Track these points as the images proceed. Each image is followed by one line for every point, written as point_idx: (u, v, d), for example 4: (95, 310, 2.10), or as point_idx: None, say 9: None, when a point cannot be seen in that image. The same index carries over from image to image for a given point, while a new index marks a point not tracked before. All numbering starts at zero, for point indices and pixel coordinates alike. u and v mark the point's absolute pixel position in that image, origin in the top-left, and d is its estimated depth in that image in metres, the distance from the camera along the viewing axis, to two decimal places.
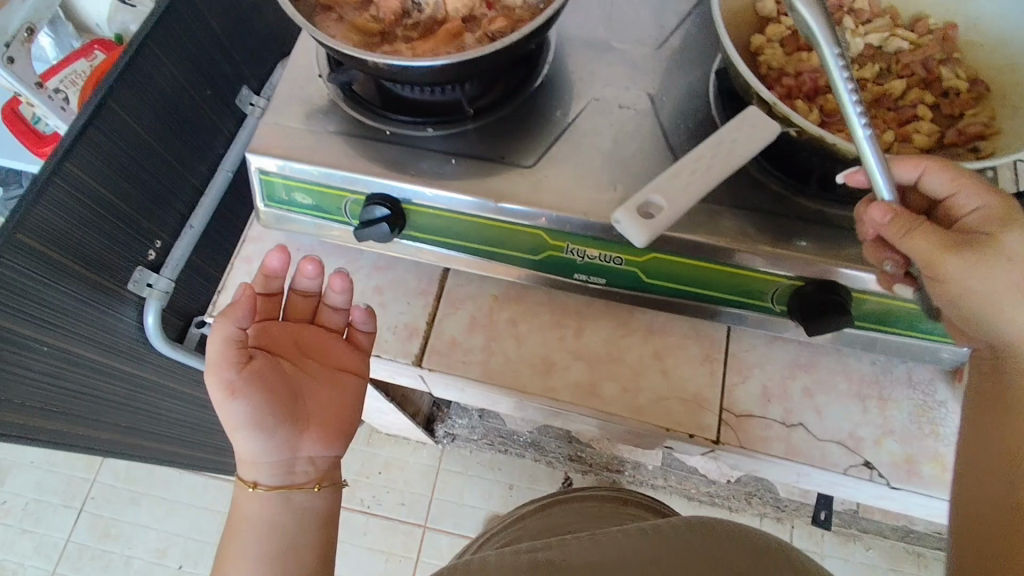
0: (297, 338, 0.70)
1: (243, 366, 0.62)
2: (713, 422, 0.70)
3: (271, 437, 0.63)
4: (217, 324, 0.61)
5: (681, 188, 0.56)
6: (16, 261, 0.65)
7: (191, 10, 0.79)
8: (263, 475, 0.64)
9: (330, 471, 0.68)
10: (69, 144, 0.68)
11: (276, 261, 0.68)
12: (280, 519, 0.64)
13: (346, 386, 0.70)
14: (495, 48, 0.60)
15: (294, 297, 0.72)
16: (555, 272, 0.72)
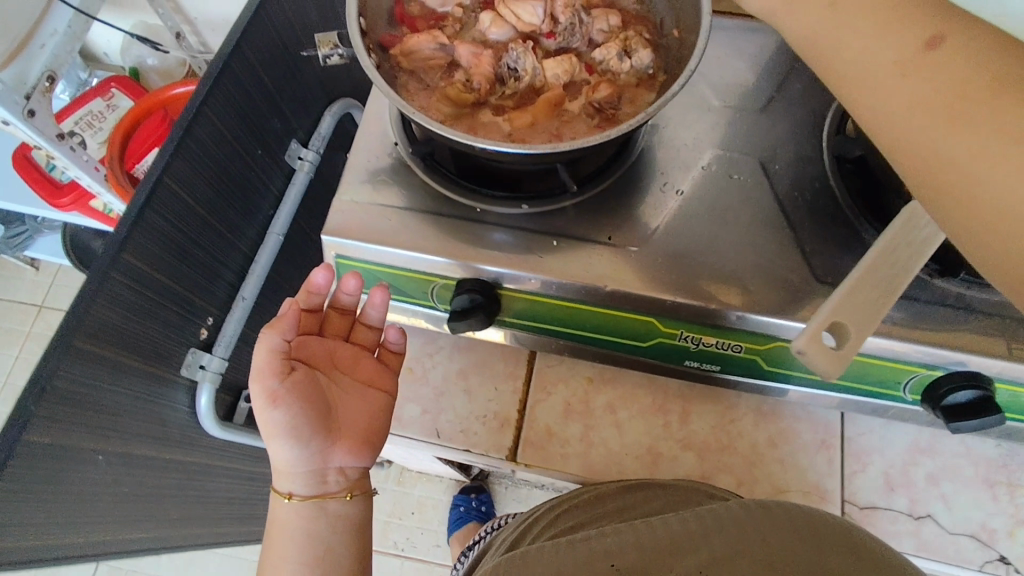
0: (332, 353, 0.69)
1: (283, 377, 0.61)
2: (837, 516, 0.66)
3: (304, 448, 0.62)
4: (263, 335, 0.62)
5: (856, 307, 0.49)
6: (75, 369, 0.58)
7: (245, 67, 0.71)
8: (297, 485, 0.65)
9: (359, 480, 0.68)
10: (127, 233, 0.60)
11: (320, 277, 0.66)
12: (320, 530, 0.65)
13: (379, 401, 0.68)
14: (619, 129, 0.53)
15: (332, 313, 0.70)
16: (663, 358, 0.66)
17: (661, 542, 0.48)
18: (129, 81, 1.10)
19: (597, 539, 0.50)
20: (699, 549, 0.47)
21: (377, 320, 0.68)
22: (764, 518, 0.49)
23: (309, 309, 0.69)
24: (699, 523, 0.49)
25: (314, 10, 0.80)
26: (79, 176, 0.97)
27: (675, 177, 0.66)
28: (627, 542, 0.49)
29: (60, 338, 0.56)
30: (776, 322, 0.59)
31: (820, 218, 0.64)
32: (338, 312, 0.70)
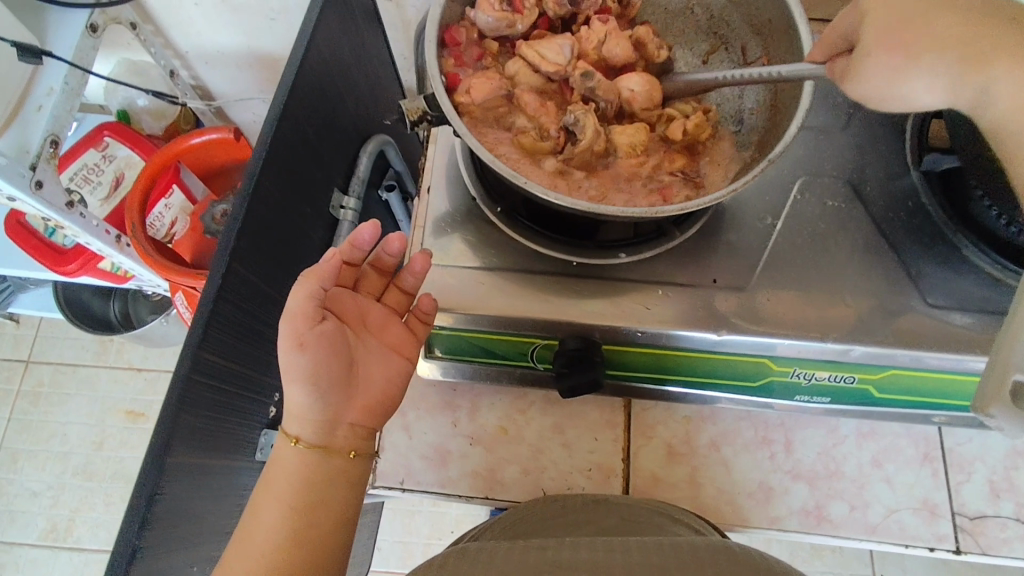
0: (365, 313, 0.60)
1: (313, 326, 0.54)
2: (948, 529, 0.66)
3: (319, 399, 0.55)
4: (301, 280, 0.55)
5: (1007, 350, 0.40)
6: (171, 487, 0.55)
7: (292, 126, 0.66)
8: (308, 430, 0.56)
9: (365, 437, 0.59)
10: (203, 331, 0.56)
11: (366, 234, 0.59)
12: (317, 476, 0.55)
13: (399, 370, 0.60)
14: (745, 180, 0.50)
15: (370, 273, 0.64)
16: (773, 395, 0.65)
17: (630, 566, 0.42)
18: (122, 126, 1.01)
19: (558, 550, 0.45)
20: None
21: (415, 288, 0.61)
22: (728, 555, 0.43)
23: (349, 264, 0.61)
24: (662, 556, 0.43)
25: (347, 49, 0.74)
26: (90, 242, 0.89)
27: (771, 209, 0.65)
28: (582, 559, 0.43)
29: (153, 458, 0.53)
30: (897, 352, 0.57)
31: (917, 237, 0.63)
32: (377, 274, 0.63)
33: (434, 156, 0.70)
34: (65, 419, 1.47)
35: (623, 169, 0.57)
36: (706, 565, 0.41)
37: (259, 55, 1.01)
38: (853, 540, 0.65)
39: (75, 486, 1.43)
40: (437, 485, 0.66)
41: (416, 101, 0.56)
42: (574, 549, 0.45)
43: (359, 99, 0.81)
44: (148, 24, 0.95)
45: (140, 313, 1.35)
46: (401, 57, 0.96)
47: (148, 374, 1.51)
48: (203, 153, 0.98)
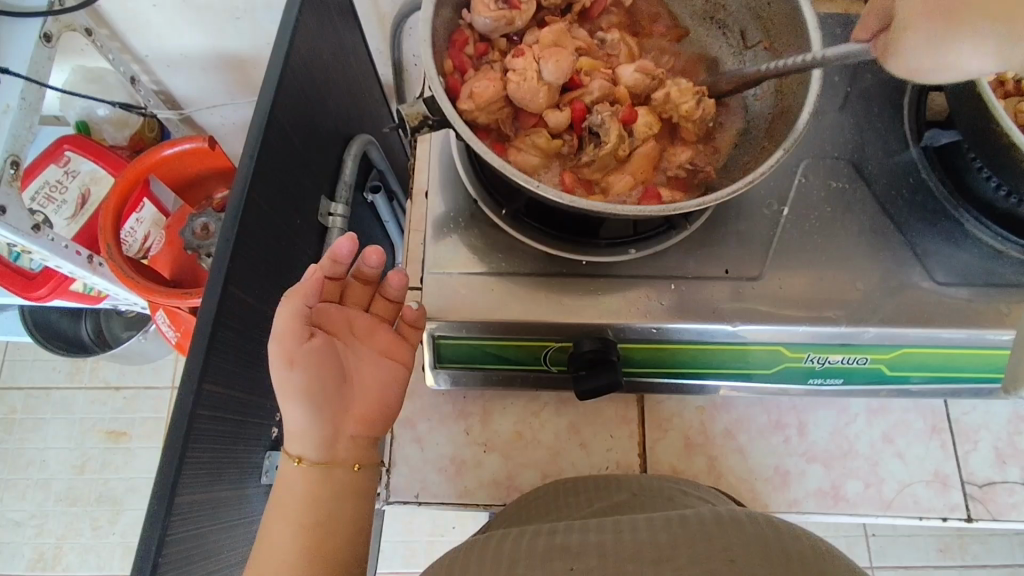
0: (351, 323, 0.58)
1: (301, 343, 0.52)
2: (960, 498, 0.67)
3: (315, 414, 0.53)
4: (285, 298, 0.53)
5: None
6: (181, 525, 0.52)
7: (280, 135, 0.63)
8: (309, 448, 0.53)
9: (368, 448, 0.56)
10: (205, 359, 0.54)
11: (345, 248, 0.56)
12: (321, 496, 0.53)
13: (394, 375, 0.58)
14: (763, 170, 0.49)
15: (354, 283, 0.60)
16: (788, 381, 0.64)
17: (639, 546, 0.40)
18: (83, 139, 0.96)
19: (565, 534, 0.44)
20: (662, 562, 0.39)
21: (400, 294, 0.60)
22: (739, 529, 0.41)
23: (332, 277, 0.58)
24: (671, 531, 0.41)
25: (325, 48, 0.71)
26: (61, 265, 0.85)
27: (777, 194, 0.64)
28: (591, 542, 0.42)
29: (160, 499, 0.50)
30: (909, 332, 0.58)
31: (920, 214, 0.63)
32: (362, 283, 0.61)
33: (428, 157, 0.67)
34: (43, 444, 1.42)
35: (638, 170, 0.57)
36: (717, 539, 0.40)
37: (225, 56, 0.96)
38: (870, 517, 0.66)
39: (60, 512, 1.38)
40: (454, 497, 0.65)
41: (416, 105, 0.53)
42: (582, 530, 0.43)
43: (341, 100, 0.78)
44: (103, 29, 0.90)
45: (115, 331, 1.28)
46: (376, 51, 0.92)
47: (128, 392, 1.45)
48: (177, 166, 0.93)
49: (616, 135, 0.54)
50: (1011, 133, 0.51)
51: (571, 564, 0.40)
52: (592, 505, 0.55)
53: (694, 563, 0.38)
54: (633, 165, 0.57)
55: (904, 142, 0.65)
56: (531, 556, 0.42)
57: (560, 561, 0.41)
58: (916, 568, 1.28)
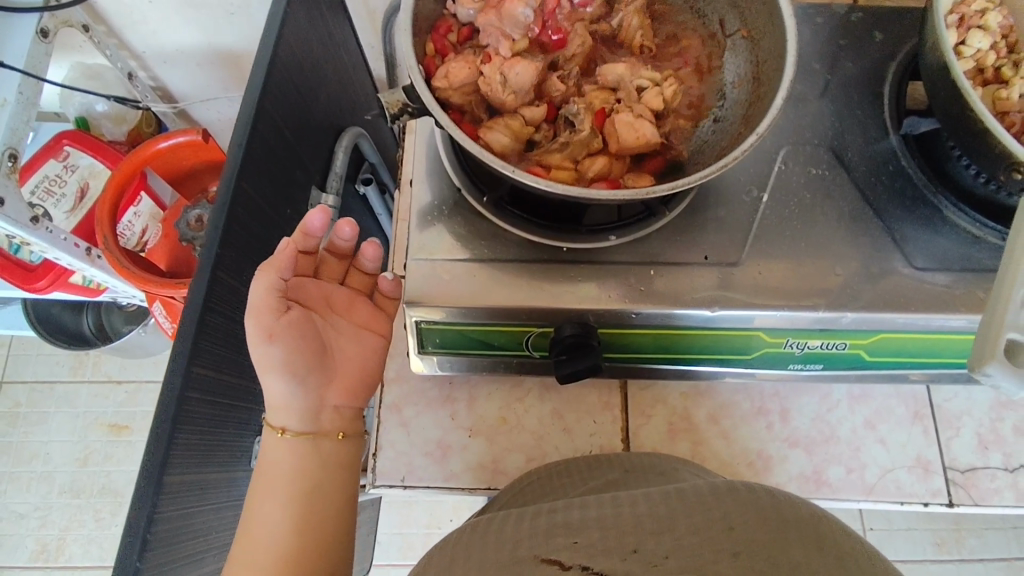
0: (328, 297, 0.60)
1: (278, 317, 0.54)
2: (941, 484, 0.67)
3: (298, 384, 0.55)
4: (259, 273, 0.54)
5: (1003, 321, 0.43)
6: (170, 505, 0.53)
7: (269, 125, 0.64)
8: (292, 419, 0.55)
9: (352, 419, 0.58)
10: (195, 343, 0.55)
11: (316, 220, 0.57)
12: (311, 469, 0.54)
13: (373, 346, 0.60)
14: (737, 154, 0.50)
15: (329, 258, 0.62)
16: (769, 366, 0.65)
17: (640, 518, 0.41)
18: (82, 133, 0.98)
19: (565, 511, 0.44)
20: (664, 533, 0.39)
21: (376, 268, 0.63)
22: (735, 499, 0.42)
23: (304, 251, 0.60)
24: (669, 504, 0.41)
25: (315, 41, 0.72)
26: (59, 256, 0.86)
27: (757, 181, 0.65)
28: (591, 517, 0.42)
29: (149, 478, 0.51)
30: (886, 316, 0.58)
31: (900, 200, 0.64)
32: (337, 257, 0.63)
33: (411, 148, 0.68)
34: (46, 437, 1.44)
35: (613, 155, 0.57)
36: (716, 509, 0.40)
37: (220, 52, 0.97)
38: (852, 502, 0.66)
39: (63, 505, 1.40)
40: (440, 480, 0.66)
41: (396, 93, 0.56)
42: (581, 507, 0.44)
43: (331, 92, 0.79)
44: (101, 26, 0.92)
45: (115, 324, 1.30)
46: (368, 46, 0.94)
47: (129, 386, 1.47)
48: (171, 157, 0.95)
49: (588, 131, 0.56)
50: (983, 116, 0.51)
51: (573, 538, 0.40)
52: (586, 485, 0.56)
53: (695, 533, 0.39)
54: (606, 152, 0.58)
55: (884, 130, 0.66)
56: (533, 533, 0.42)
57: (562, 537, 0.40)
58: (914, 562, 1.27)
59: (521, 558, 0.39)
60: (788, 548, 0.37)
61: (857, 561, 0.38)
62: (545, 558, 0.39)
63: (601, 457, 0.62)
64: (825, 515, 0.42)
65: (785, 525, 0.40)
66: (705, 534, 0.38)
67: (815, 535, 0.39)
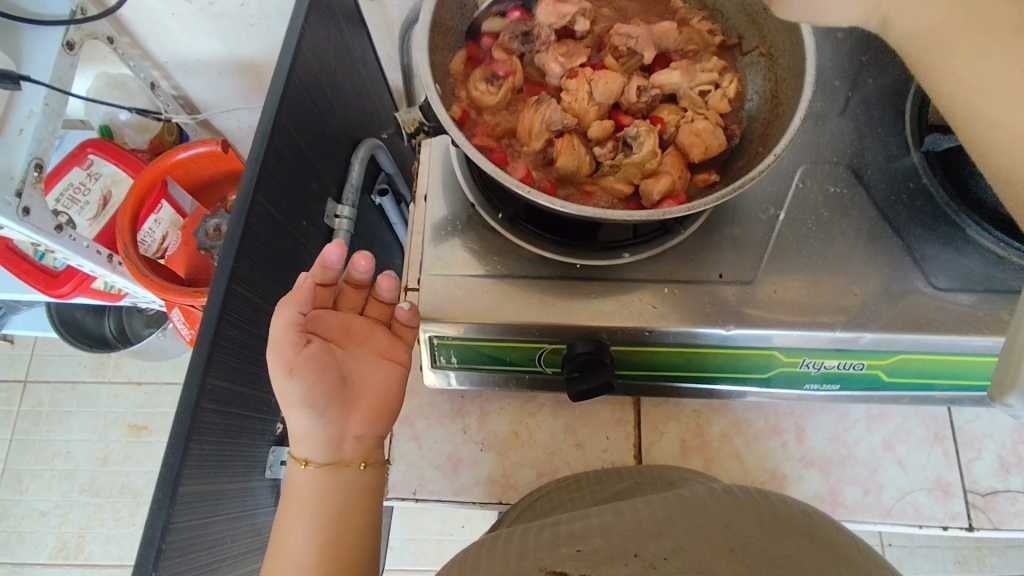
0: (348, 325, 0.60)
1: (298, 351, 0.53)
2: (962, 507, 0.66)
3: (319, 417, 0.54)
4: (281, 307, 0.54)
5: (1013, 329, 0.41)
6: (184, 516, 0.54)
7: (285, 140, 0.65)
8: (315, 450, 0.54)
9: (371, 446, 0.58)
10: (208, 356, 0.56)
11: (333, 254, 0.58)
12: (337, 491, 0.54)
13: (393, 376, 0.59)
14: (758, 172, 0.50)
15: (347, 288, 0.62)
16: (784, 385, 0.64)
17: (639, 523, 0.40)
18: (106, 142, 1.00)
19: (570, 522, 0.43)
20: (663, 535, 0.39)
21: (393, 297, 0.62)
22: (731, 504, 0.42)
23: (323, 284, 0.60)
24: (668, 509, 0.41)
25: (332, 54, 0.73)
26: (82, 263, 0.88)
27: (773, 199, 0.64)
28: (592, 526, 0.41)
29: (165, 488, 0.52)
30: (906, 337, 0.57)
31: (920, 219, 0.63)
32: (355, 288, 0.62)
33: (428, 163, 0.68)
34: (68, 436, 1.46)
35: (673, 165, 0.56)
36: (713, 512, 0.41)
37: (240, 62, 0.99)
38: (867, 524, 0.65)
39: (84, 503, 1.42)
40: (451, 493, 0.66)
41: (412, 112, 0.56)
42: (584, 518, 0.43)
43: (348, 104, 0.80)
44: (124, 37, 0.93)
45: (135, 327, 1.32)
46: (386, 57, 0.94)
47: (149, 387, 1.49)
48: (193, 166, 0.97)
49: (649, 148, 0.54)
50: None
51: (577, 546, 0.39)
52: (593, 499, 0.56)
53: (693, 534, 0.38)
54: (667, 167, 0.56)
55: (905, 147, 0.65)
56: (537, 544, 0.41)
57: (566, 546, 0.39)
58: None
59: (527, 569, 0.38)
60: (786, 547, 0.37)
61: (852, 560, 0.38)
62: (546, 569, 0.37)
63: (612, 470, 0.62)
64: (819, 517, 0.43)
65: (780, 524, 0.40)
66: (704, 534, 0.38)
67: (810, 534, 0.40)
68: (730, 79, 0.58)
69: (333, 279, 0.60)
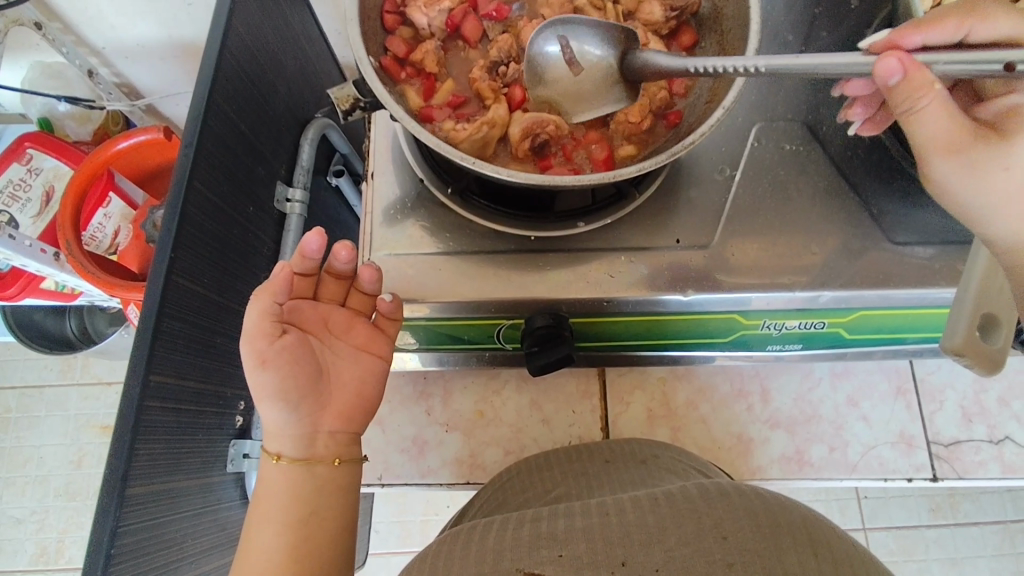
0: (326, 318, 0.56)
1: (272, 342, 0.51)
2: (925, 458, 0.66)
3: (291, 412, 0.52)
4: (254, 297, 0.52)
5: None
6: (137, 518, 0.54)
7: (221, 121, 0.63)
8: (287, 445, 0.52)
9: (349, 444, 0.55)
10: (150, 354, 0.54)
11: (313, 243, 0.53)
12: (307, 495, 0.52)
13: (373, 370, 0.57)
14: (717, 119, 0.48)
15: (328, 279, 0.58)
16: (746, 347, 0.64)
17: (628, 530, 0.39)
18: (44, 135, 0.96)
19: (552, 521, 0.42)
20: (654, 544, 0.37)
21: (375, 288, 0.57)
22: (726, 505, 0.40)
23: (303, 274, 0.56)
24: (658, 513, 0.40)
25: (270, 29, 0.70)
26: (27, 263, 0.84)
27: (729, 159, 0.63)
28: (578, 527, 0.40)
29: (111, 491, 0.51)
30: (864, 293, 0.57)
31: (876, 174, 0.62)
32: (335, 278, 0.58)
33: (376, 137, 0.66)
34: (39, 441, 1.43)
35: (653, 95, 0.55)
36: (708, 518, 0.39)
37: (182, 45, 0.94)
38: (835, 480, 0.66)
39: (60, 507, 1.40)
40: (418, 476, 0.65)
41: (346, 88, 0.54)
42: (567, 517, 0.42)
43: (292, 83, 0.77)
44: (55, 23, 0.89)
45: (98, 327, 1.28)
46: (333, 32, 0.91)
47: (118, 386, 1.46)
48: (135, 156, 0.94)
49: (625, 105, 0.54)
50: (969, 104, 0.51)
51: (558, 551, 0.38)
52: (565, 481, 0.55)
53: (685, 545, 0.37)
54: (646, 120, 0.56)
55: None
56: (516, 543, 0.40)
57: (547, 549, 0.39)
58: (907, 528, 1.28)
59: (504, 572, 0.37)
60: (785, 559, 0.36)
61: (853, 571, 0.36)
62: (528, 572, 0.37)
63: (583, 445, 0.61)
64: (817, 519, 0.41)
65: (777, 533, 0.38)
66: (698, 545, 0.37)
67: (810, 545, 0.37)
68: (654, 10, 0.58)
69: (313, 270, 0.55)
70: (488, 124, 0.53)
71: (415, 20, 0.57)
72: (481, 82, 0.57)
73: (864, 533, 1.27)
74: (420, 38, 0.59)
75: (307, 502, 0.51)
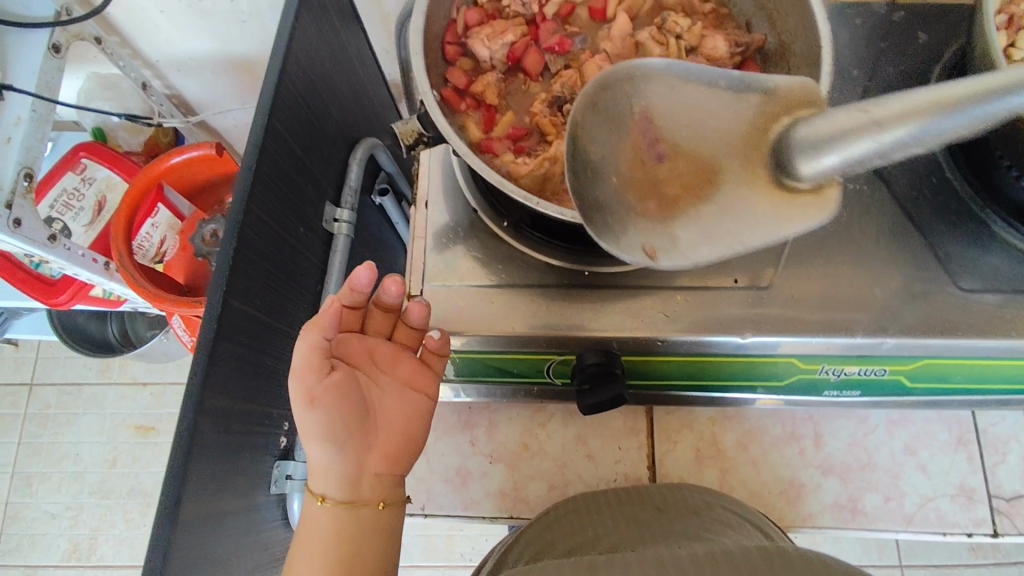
0: (373, 352, 0.57)
1: (320, 378, 0.51)
2: (986, 513, 0.64)
3: (340, 444, 0.51)
4: (304, 331, 0.52)
5: None
6: (188, 541, 0.54)
7: (277, 145, 0.63)
8: (332, 487, 0.52)
9: (393, 486, 0.54)
10: (203, 381, 0.55)
11: (364, 277, 0.54)
12: (351, 529, 0.51)
13: (417, 407, 0.56)
14: None
15: (376, 311, 0.58)
16: (802, 391, 0.62)
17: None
18: (98, 146, 0.97)
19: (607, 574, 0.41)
20: None
21: (423, 324, 0.56)
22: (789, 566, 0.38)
23: (352, 307, 0.57)
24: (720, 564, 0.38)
25: (327, 53, 0.71)
26: (79, 273, 0.86)
27: None
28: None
29: (165, 515, 0.51)
30: (932, 342, 0.54)
31: (944, 216, 0.59)
32: (384, 312, 0.58)
33: (429, 165, 0.65)
34: (76, 439, 1.46)
35: None
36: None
37: (234, 60, 0.96)
38: (890, 532, 0.63)
39: (94, 504, 1.42)
40: (461, 508, 0.65)
41: (411, 123, 0.53)
42: (622, 570, 0.41)
43: (345, 105, 0.77)
44: (113, 36, 0.91)
45: (138, 330, 1.30)
46: (382, 51, 0.91)
47: (154, 388, 1.48)
48: (188, 171, 0.95)
49: None
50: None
51: None
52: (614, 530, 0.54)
53: None
54: None
55: None
56: None
57: None
58: (950, 568, 1.23)
59: None
60: None
61: None
62: None
63: (631, 489, 0.60)
64: None
65: None
66: None
67: None
68: (717, 47, 0.57)
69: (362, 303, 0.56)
70: (550, 160, 0.53)
71: (476, 51, 0.57)
72: (542, 115, 0.56)
73: (903, 571, 1.23)
74: (480, 70, 0.59)
75: (352, 536, 0.51)
